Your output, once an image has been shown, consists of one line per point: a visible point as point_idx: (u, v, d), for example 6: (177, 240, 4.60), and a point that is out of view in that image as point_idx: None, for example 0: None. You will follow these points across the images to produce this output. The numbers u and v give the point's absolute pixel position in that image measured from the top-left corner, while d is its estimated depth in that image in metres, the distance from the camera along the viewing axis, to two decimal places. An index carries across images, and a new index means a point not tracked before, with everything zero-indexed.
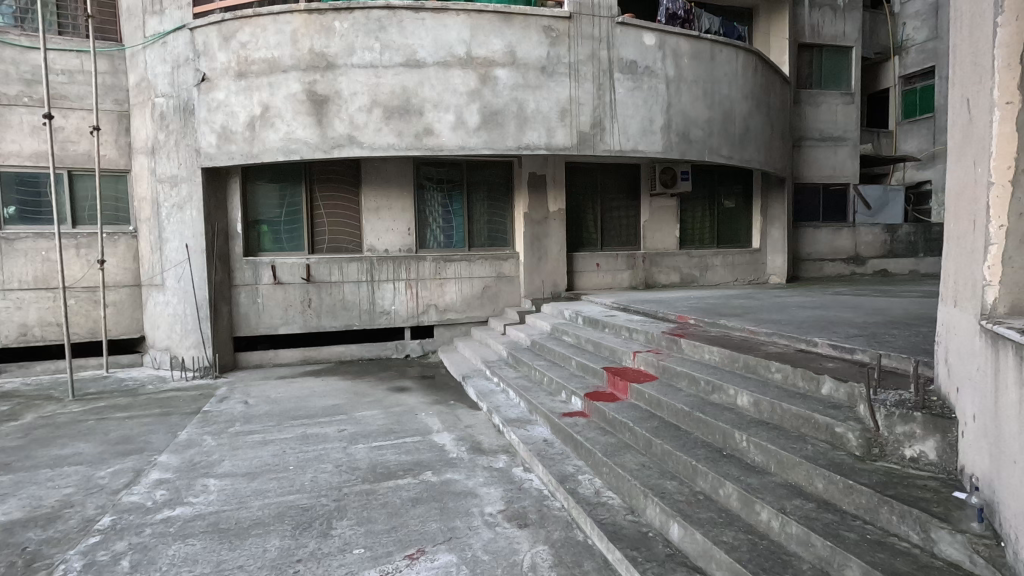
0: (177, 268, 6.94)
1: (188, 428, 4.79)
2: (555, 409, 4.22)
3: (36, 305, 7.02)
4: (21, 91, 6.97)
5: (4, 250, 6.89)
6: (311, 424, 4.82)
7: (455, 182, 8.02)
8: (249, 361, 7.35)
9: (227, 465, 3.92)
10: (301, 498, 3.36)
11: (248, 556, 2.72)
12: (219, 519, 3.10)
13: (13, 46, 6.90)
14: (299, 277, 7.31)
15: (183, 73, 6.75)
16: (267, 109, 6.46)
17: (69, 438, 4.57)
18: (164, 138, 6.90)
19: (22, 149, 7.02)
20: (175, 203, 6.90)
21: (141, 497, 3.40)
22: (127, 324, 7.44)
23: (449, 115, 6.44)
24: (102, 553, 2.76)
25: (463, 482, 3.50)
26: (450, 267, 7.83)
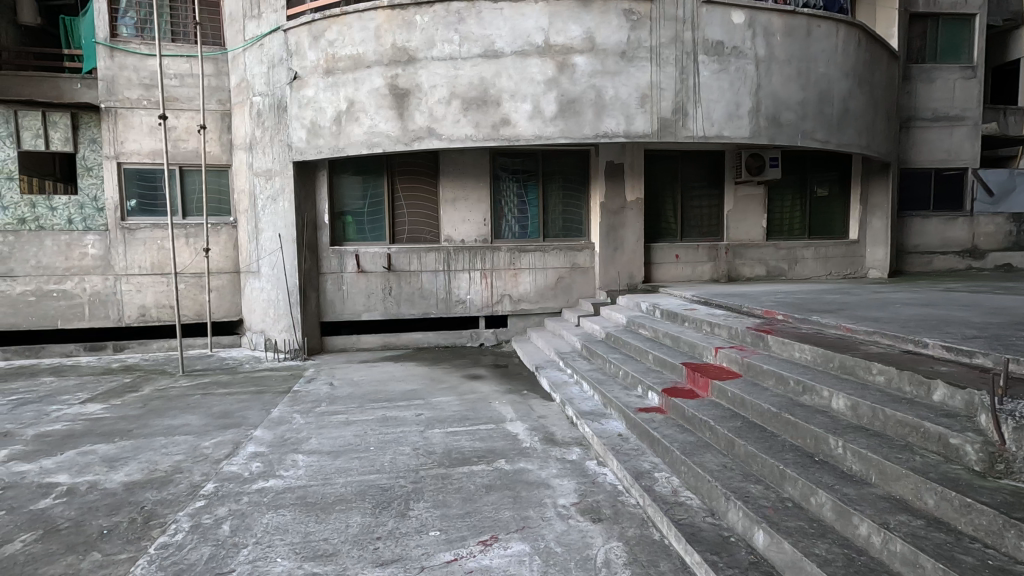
0: (271, 256, 7.41)
1: (281, 406, 5.14)
2: (631, 404, 4.12)
3: (153, 289, 7.76)
4: (141, 95, 7.74)
5: (127, 239, 7.68)
6: (390, 408, 5.01)
7: (530, 172, 8.01)
8: (334, 345, 7.74)
9: (315, 442, 4.16)
10: (381, 478, 3.51)
11: (333, 530, 2.86)
12: (307, 493, 3.29)
13: (134, 54, 7.68)
14: (380, 266, 7.62)
15: (277, 72, 7.17)
16: (352, 104, 6.74)
17: (179, 410, 5.04)
18: (260, 134, 7.38)
19: (141, 148, 7.77)
20: (269, 195, 7.37)
21: (239, 467, 3.68)
22: (228, 307, 8.08)
23: (526, 105, 6.41)
24: (207, 516, 3.01)
25: (536, 473, 3.50)
26: (525, 258, 7.85)
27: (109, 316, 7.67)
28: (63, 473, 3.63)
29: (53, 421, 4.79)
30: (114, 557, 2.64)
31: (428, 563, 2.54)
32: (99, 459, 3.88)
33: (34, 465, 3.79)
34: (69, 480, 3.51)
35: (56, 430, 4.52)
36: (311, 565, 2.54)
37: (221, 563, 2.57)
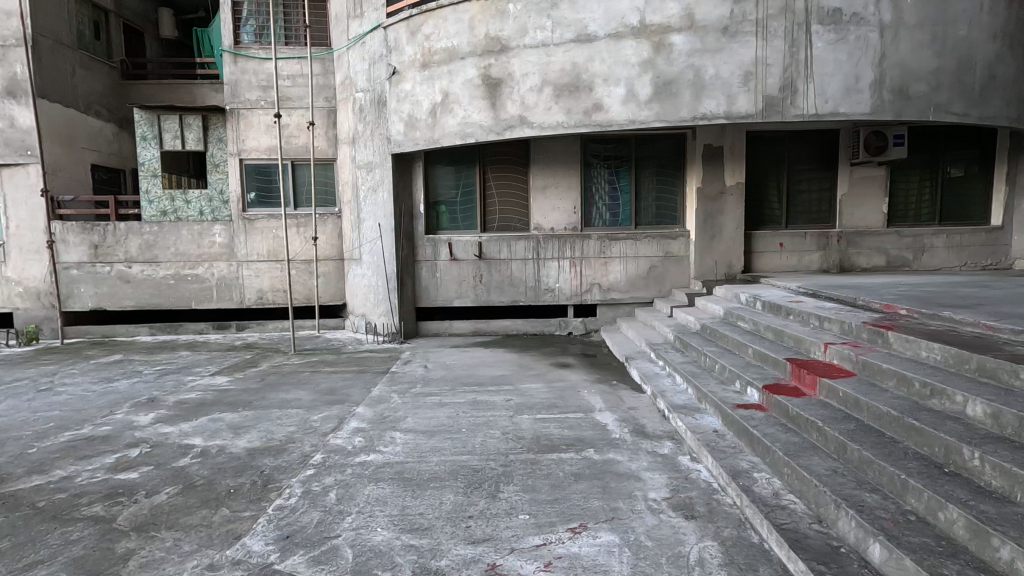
0: (371, 244, 7.82)
1: (380, 385, 5.46)
2: (728, 399, 3.93)
3: (269, 274, 8.49)
4: (259, 96, 8.44)
5: (247, 229, 8.44)
6: (481, 392, 5.15)
7: (622, 157, 7.81)
8: (428, 329, 8.07)
9: (411, 421, 4.38)
10: (472, 459, 3.62)
11: (427, 505, 3.00)
12: (404, 469, 3.47)
13: (253, 59, 8.37)
14: (471, 254, 7.81)
15: (377, 68, 7.51)
16: (447, 96, 6.91)
17: (292, 385, 5.50)
18: (362, 128, 7.78)
19: (260, 145, 8.49)
20: (370, 186, 7.76)
21: (344, 441, 3.96)
22: (333, 292, 8.66)
23: (620, 89, 6.24)
24: (317, 484, 3.28)
25: (626, 464, 3.45)
26: (615, 246, 7.70)
27: (232, 298, 8.50)
28: (197, 437, 4.10)
29: (189, 390, 5.41)
30: (239, 513, 2.94)
31: (517, 545, 2.59)
32: (226, 426, 4.34)
33: (174, 428, 4.31)
34: (202, 443, 3.96)
35: (191, 399, 5.10)
36: (407, 537, 2.68)
37: (329, 527, 2.78)
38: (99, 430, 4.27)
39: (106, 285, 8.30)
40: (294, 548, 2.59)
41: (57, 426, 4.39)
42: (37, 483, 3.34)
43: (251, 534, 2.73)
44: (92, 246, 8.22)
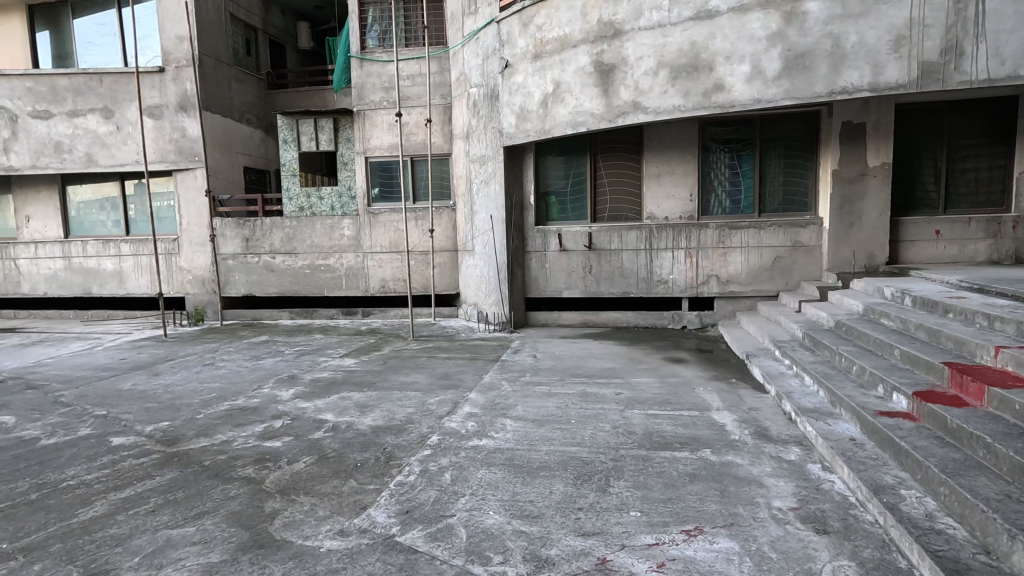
0: (483, 236, 8.02)
1: (491, 373, 5.62)
2: (868, 405, 3.53)
3: (390, 264, 9.06)
4: (382, 97, 8.99)
5: (372, 222, 9.06)
6: (590, 384, 5.10)
7: (745, 140, 7.29)
8: (537, 319, 8.15)
9: (521, 409, 4.45)
10: (581, 451, 3.60)
11: (537, 493, 3.04)
12: (514, 456, 3.54)
13: (377, 62, 8.93)
14: (581, 244, 7.74)
15: (491, 62, 7.66)
16: (558, 85, 6.88)
17: (411, 369, 5.84)
18: (476, 122, 7.98)
19: (383, 143, 9.06)
20: (483, 179, 7.94)
21: (458, 424, 4.13)
22: (448, 282, 9.04)
23: (744, 66, 5.80)
24: (433, 464, 3.45)
25: (747, 468, 3.23)
26: (736, 235, 7.23)
27: (359, 286, 9.19)
28: (329, 413, 4.50)
29: (321, 369, 5.96)
30: (365, 486, 3.18)
31: (629, 542, 2.53)
32: (354, 404, 4.72)
33: (310, 403, 4.76)
34: (333, 419, 4.34)
35: (324, 378, 5.61)
36: (518, 522, 2.74)
37: (444, 506, 2.92)
38: (250, 402, 4.85)
39: (256, 274, 9.35)
40: (413, 523, 2.75)
41: (218, 396, 5.05)
42: (203, 445, 3.87)
43: (375, 506, 2.94)
44: (244, 239, 9.30)
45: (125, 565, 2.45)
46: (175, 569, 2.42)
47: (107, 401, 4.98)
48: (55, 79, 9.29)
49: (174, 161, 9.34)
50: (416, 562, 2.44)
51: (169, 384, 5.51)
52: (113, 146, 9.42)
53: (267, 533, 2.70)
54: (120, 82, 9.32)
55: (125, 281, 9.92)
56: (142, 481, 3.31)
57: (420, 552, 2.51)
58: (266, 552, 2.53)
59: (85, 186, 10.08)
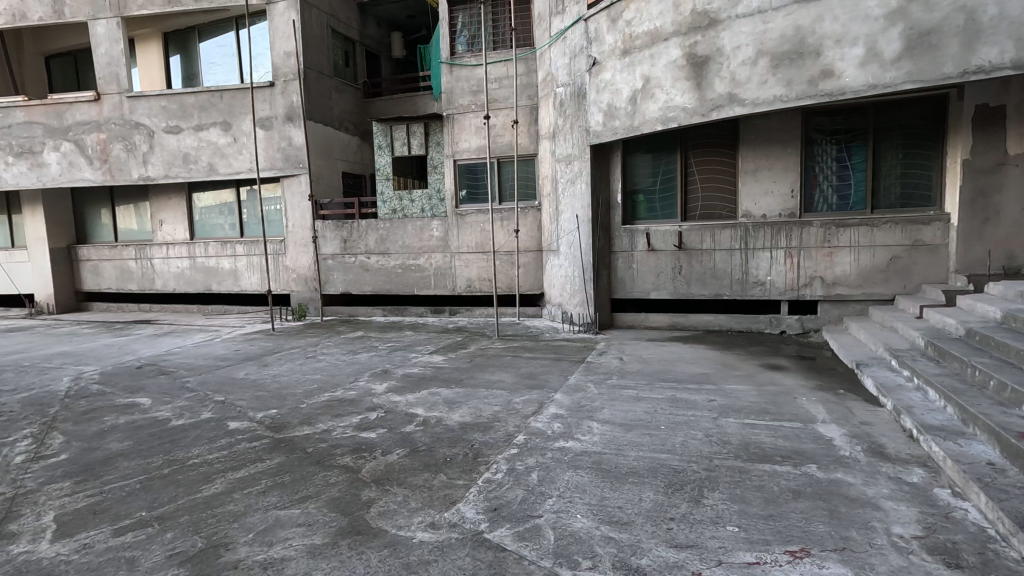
0: (569, 236, 7.96)
1: (576, 374, 5.56)
2: (1010, 426, 3.11)
3: (476, 264, 9.24)
4: (470, 100, 9.21)
5: (459, 223, 9.29)
6: (680, 389, 4.91)
7: (856, 130, 6.71)
8: (623, 321, 7.96)
9: (608, 412, 4.37)
10: (672, 458, 3.46)
11: (627, 500, 2.96)
12: (602, 460, 3.47)
13: (466, 66, 9.15)
14: (671, 244, 7.48)
15: (578, 61, 7.59)
16: (648, 81, 6.69)
17: (496, 367, 5.92)
18: (562, 122, 7.94)
19: (471, 146, 9.27)
20: (569, 178, 7.88)
21: (544, 425, 4.12)
22: (533, 282, 9.07)
23: (856, 49, 5.32)
24: (520, 463, 3.46)
25: (859, 488, 2.96)
26: (844, 234, 6.66)
27: (447, 286, 9.47)
28: (420, 407, 4.66)
29: (412, 365, 6.18)
30: (454, 481, 3.25)
31: (726, 559, 2.39)
32: (442, 399, 4.85)
33: (402, 398, 4.95)
34: (424, 413, 4.49)
35: (414, 373, 5.83)
36: (606, 528, 2.68)
37: (532, 506, 2.91)
38: (348, 394, 5.13)
39: (352, 273, 9.91)
40: (501, 521, 2.78)
41: (319, 387, 5.39)
42: (306, 432, 4.14)
43: (464, 501, 3.00)
44: (342, 240, 9.88)
45: (241, 540, 2.67)
46: (284, 547, 2.60)
47: (225, 388, 5.47)
48: (184, 97, 10.36)
49: (281, 168, 10.10)
50: (504, 560, 2.46)
51: (277, 375, 5.96)
52: (230, 156, 10.36)
53: (364, 520, 2.83)
54: (237, 97, 10.22)
55: (240, 279, 10.88)
56: (254, 463, 3.60)
57: (508, 551, 2.52)
58: (364, 539, 2.66)
59: (208, 193, 11.17)
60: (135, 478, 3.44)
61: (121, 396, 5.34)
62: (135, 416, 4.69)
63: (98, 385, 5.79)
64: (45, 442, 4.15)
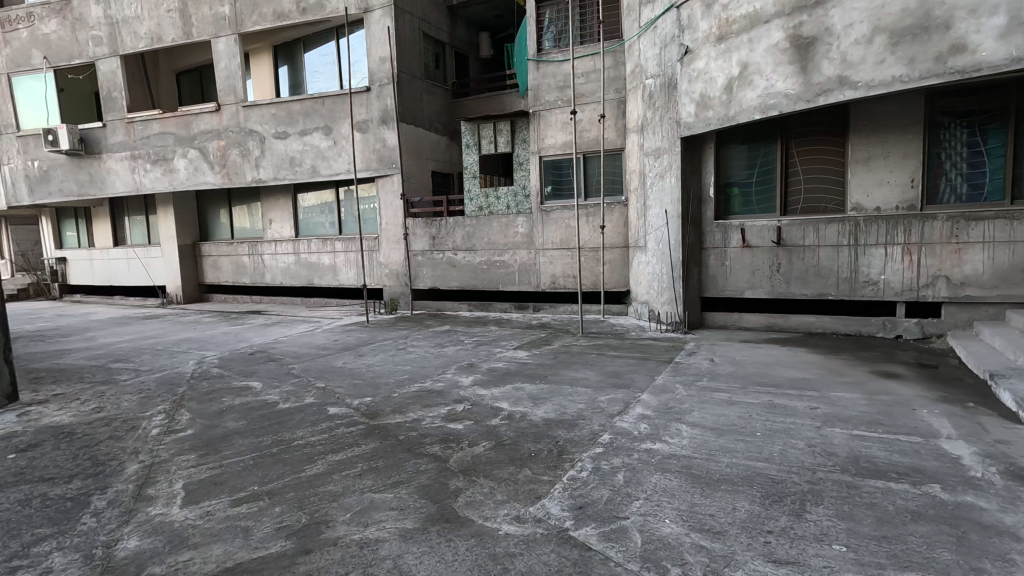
0: (657, 231, 7.71)
1: (664, 374, 5.40)
2: None
3: (561, 260, 9.22)
4: (556, 96, 9.19)
5: (544, 220, 9.29)
6: (778, 394, 4.61)
7: (993, 112, 5.94)
8: (714, 321, 7.61)
9: (698, 415, 4.19)
10: (770, 468, 3.26)
11: (719, 508, 2.82)
12: (692, 464, 3.34)
13: (552, 62, 9.14)
14: (769, 240, 7.04)
15: (669, 50, 7.32)
16: (745, 67, 6.33)
17: (581, 365, 5.88)
18: (651, 115, 7.71)
19: (556, 141, 9.25)
20: (657, 172, 7.64)
21: (630, 425, 4.03)
22: (618, 279, 8.88)
23: (996, 18, 4.70)
24: (606, 463, 3.41)
25: (995, 515, 2.62)
26: (976, 228, 5.94)
27: (531, 282, 9.52)
28: (505, 401, 4.73)
29: (497, 360, 6.29)
30: (539, 476, 3.27)
31: None
32: (527, 395, 4.89)
33: (487, 391, 5.04)
34: (508, 408, 4.54)
35: (499, 367, 5.92)
36: (696, 536, 2.57)
37: (618, 507, 2.86)
38: (436, 385, 5.32)
39: (440, 269, 10.24)
40: (587, 520, 2.75)
41: (409, 378, 5.62)
42: (398, 420, 4.33)
43: (549, 497, 3.00)
44: (431, 237, 10.23)
45: (340, 518, 2.85)
46: (378, 529, 2.73)
47: (325, 375, 5.86)
48: (291, 105, 11.18)
49: (376, 169, 10.63)
50: (589, 559, 2.43)
51: (371, 364, 6.29)
52: (331, 158, 11.04)
53: (452, 509, 2.91)
54: (337, 103, 10.87)
55: (338, 274, 11.61)
56: (351, 447, 3.83)
57: (594, 550, 2.49)
58: (451, 527, 2.73)
59: (310, 193, 11.99)
60: (248, 455, 3.77)
61: (237, 379, 5.87)
62: (249, 398, 5.14)
63: (218, 368, 6.42)
64: (175, 418, 4.66)
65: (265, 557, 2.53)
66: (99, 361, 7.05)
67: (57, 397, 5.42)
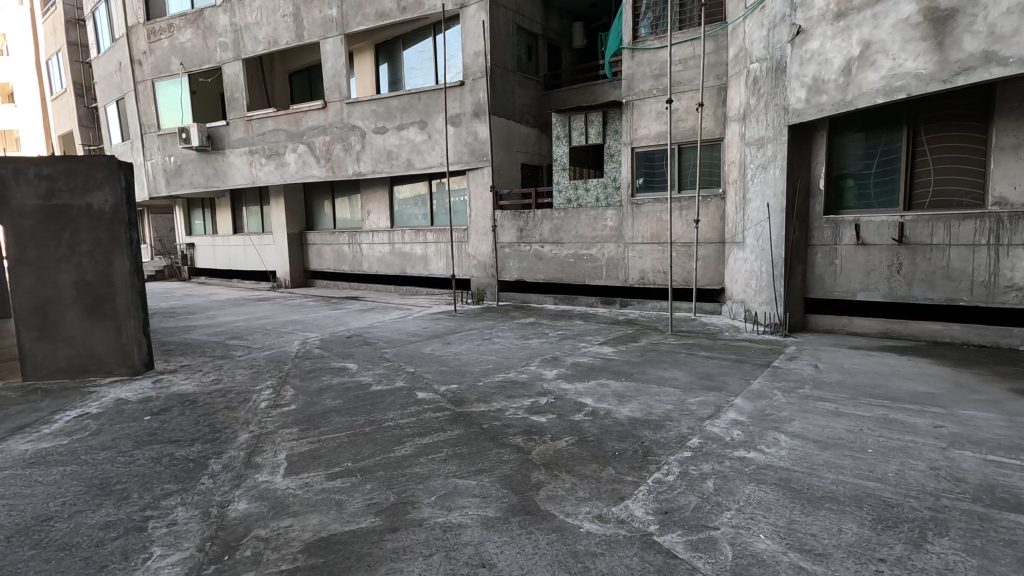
0: (757, 226, 7.24)
1: (761, 378, 5.06)
2: None
3: (651, 255, 8.92)
4: (651, 85, 8.89)
5: (634, 213, 9.04)
6: (895, 408, 4.16)
7: None
8: (819, 324, 7.03)
9: (799, 425, 3.89)
10: (883, 489, 2.95)
11: (822, 528, 2.59)
12: (791, 478, 3.10)
13: (648, 51, 8.87)
14: (888, 237, 6.38)
15: (778, 31, 6.80)
16: (868, 46, 5.75)
17: (669, 364, 5.66)
18: (756, 102, 7.22)
19: (649, 132, 8.94)
20: (760, 164, 7.16)
21: (721, 430, 3.82)
22: (712, 275, 8.46)
23: None
24: (694, 468, 3.25)
25: None
26: None
27: (619, 277, 9.31)
28: (589, 397, 4.66)
29: (582, 354, 6.22)
30: (623, 476, 3.18)
31: None
32: (612, 392, 4.79)
33: (571, 385, 5.00)
34: (592, 404, 4.47)
35: (584, 362, 5.85)
36: (795, 555, 2.38)
37: (707, 516, 2.72)
38: (520, 376, 5.36)
39: (527, 261, 10.29)
40: (673, 526, 2.63)
41: (494, 368, 5.71)
42: (482, 409, 4.40)
43: (633, 499, 2.91)
44: (519, 229, 10.30)
45: (425, 501, 2.94)
46: (461, 514, 2.79)
47: (414, 361, 6.09)
48: (390, 101, 11.68)
49: (467, 161, 10.85)
50: (675, 567, 2.33)
51: (457, 353, 6.46)
52: (425, 152, 11.41)
53: (533, 501, 2.91)
54: (432, 98, 11.20)
55: (429, 264, 12.04)
56: (438, 432, 3.94)
57: (680, 559, 2.38)
58: (532, 519, 2.73)
59: (406, 186, 12.49)
60: (343, 432, 4.00)
61: (335, 360, 6.27)
62: (346, 378, 5.46)
63: (319, 349, 6.88)
64: (281, 393, 5.06)
65: (356, 531, 2.66)
66: (219, 337, 7.81)
67: (184, 367, 6.06)
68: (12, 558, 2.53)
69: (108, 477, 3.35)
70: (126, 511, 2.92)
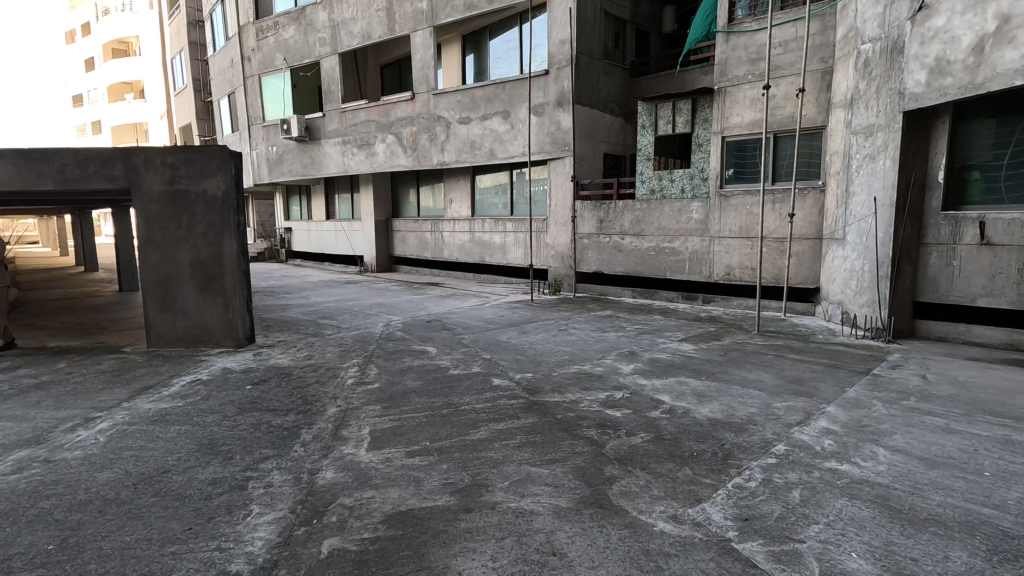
0: (861, 222, 6.69)
1: (858, 386, 4.69)
2: None
3: (739, 250, 8.49)
4: (747, 70, 8.40)
5: (722, 205, 8.63)
6: (1019, 429, 3.71)
7: None
8: (930, 330, 6.42)
9: (901, 440, 3.57)
10: (1001, 518, 2.65)
11: (925, 553, 2.38)
12: (890, 496, 2.86)
13: (745, 33, 8.36)
14: (1020, 237, 5.66)
15: (896, 7, 6.18)
16: (1007, 21, 5.10)
17: (755, 366, 5.38)
18: (865, 86, 6.61)
19: (742, 120, 8.47)
20: (868, 154, 6.57)
21: (811, 439, 3.58)
22: (806, 273, 7.92)
23: None
24: (778, 476, 3.08)
25: None
26: None
27: (702, 272, 8.95)
28: (667, 394, 4.53)
29: (660, 350, 6.04)
30: (701, 478, 3.07)
31: None
32: (691, 391, 4.62)
33: (649, 381, 4.89)
34: (670, 402, 4.35)
35: (662, 358, 5.69)
36: None
37: (792, 527, 2.57)
38: (596, 369, 5.31)
39: (606, 253, 10.13)
40: (754, 534, 2.52)
41: (569, 359, 5.69)
42: (557, 400, 4.41)
43: (711, 502, 2.81)
44: (599, 220, 10.17)
45: (498, 485, 2.99)
46: (533, 501, 2.82)
47: (490, 348, 6.19)
48: (475, 91, 11.85)
49: (549, 151, 10.80)
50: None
51: (533, 342, 6.50)
52: (507, 141, 11.48)
53: (606, 495, 2.88)
54: (517, 87, 11.24)
55: (508, 253, 12.17)
56: (512, 419, 4.00)
57: (760, 569, 2.28)
58: (605, 513, 2.71)
59: (487, 175, 12.66)
60: (422, 413, 4.15)
61: (416, 343, 6.50)
62: (425, 362, 5.66)
63: (401, 332, 7.18)
64: (366, 371, 5.33)
65: (433, 508, 2.76)
66: (311, 316, 8.35)
67: (280, 343, 6.54)
68: (138, 502, 2.86)
69: (215, 438, 3.70)
70: (230, 470, 3.22)
